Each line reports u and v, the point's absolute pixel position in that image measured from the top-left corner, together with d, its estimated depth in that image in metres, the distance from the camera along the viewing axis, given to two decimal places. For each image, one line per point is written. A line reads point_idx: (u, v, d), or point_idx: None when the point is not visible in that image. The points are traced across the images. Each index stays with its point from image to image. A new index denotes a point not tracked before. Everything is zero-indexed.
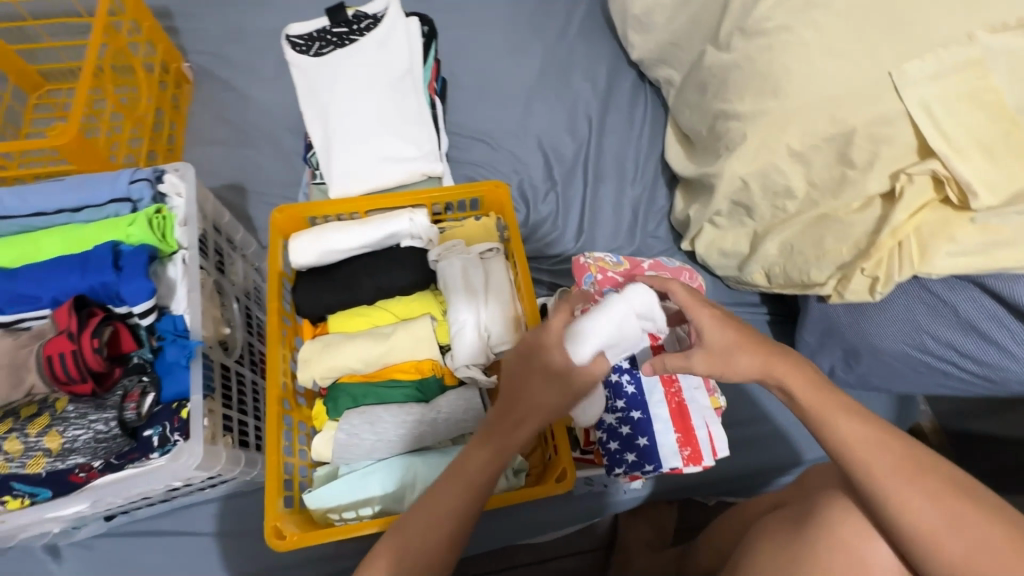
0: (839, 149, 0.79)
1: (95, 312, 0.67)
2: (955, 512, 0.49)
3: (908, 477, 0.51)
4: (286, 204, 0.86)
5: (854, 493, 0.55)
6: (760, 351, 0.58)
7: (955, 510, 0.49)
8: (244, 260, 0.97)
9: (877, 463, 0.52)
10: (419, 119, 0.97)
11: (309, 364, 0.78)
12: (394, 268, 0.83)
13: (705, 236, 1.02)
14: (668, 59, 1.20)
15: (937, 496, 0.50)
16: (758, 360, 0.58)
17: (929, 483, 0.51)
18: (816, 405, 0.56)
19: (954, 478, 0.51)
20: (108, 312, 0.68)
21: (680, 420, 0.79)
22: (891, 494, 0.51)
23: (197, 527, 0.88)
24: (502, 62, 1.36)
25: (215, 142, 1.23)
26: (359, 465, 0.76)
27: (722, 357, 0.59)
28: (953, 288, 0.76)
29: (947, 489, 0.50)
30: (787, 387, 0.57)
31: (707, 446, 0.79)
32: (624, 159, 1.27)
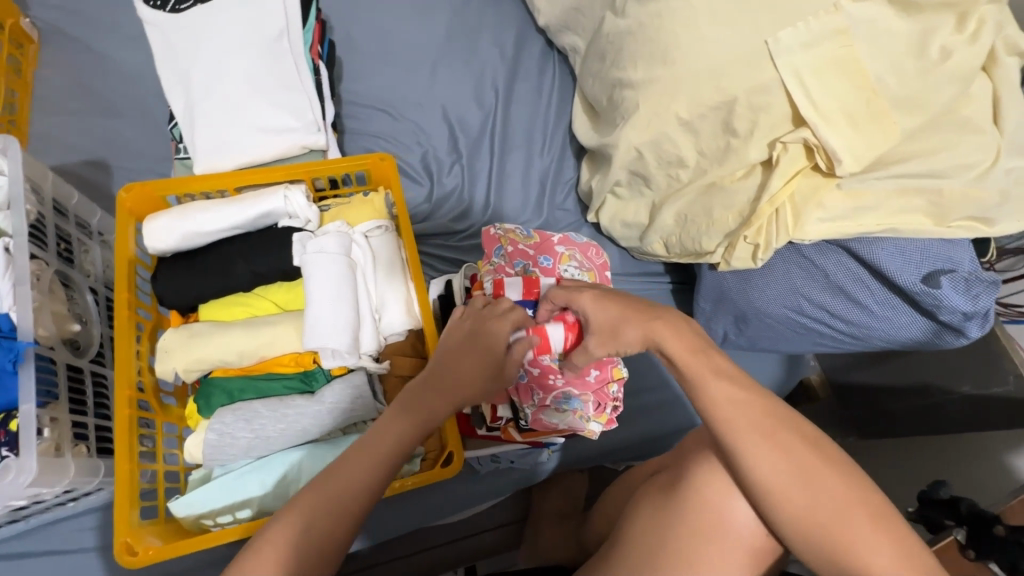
0: (723, 118, 0.80)
1: None
2: (801, 466, 0.52)
3: (766, 434, 0.53)
4: (136, 181, 0.76)
5: (722, 454, 0.57)
6: (639, 320, 0.61)
7: (808, 465, 0.52)
8: (103, 245, 0.87)
9: (736, 417, 0.54)
10: (297, 85, 0.88)
11: (169, 356, 0.71)
12: (268, 250, 0.76)
13: (608, 207, 1.02)
14: (572, 26, 1.17)
15: (787, 449, 0.53)
16: (638, 329, 0.61)
17: (785, 440, 0.53)
18: (689, 363, 0.58)
19: (807, 434, 0.54)
20: None
21: (591, 374, 0.80)
22: (745, 450, 0.53)
23: (64, 544, 0.79)
24: (404, 24, 1.27)
25: (70, 112, 1.08)
26: (237, 464, 0.71)
27: (609, 335, 0.64)
28: (823, 253, 0.81)
29: (799, 445, 0.53)
30: (665, 348, 0.59)
31: (600, 401, 0.81)
32: (532, 129, 1.25)
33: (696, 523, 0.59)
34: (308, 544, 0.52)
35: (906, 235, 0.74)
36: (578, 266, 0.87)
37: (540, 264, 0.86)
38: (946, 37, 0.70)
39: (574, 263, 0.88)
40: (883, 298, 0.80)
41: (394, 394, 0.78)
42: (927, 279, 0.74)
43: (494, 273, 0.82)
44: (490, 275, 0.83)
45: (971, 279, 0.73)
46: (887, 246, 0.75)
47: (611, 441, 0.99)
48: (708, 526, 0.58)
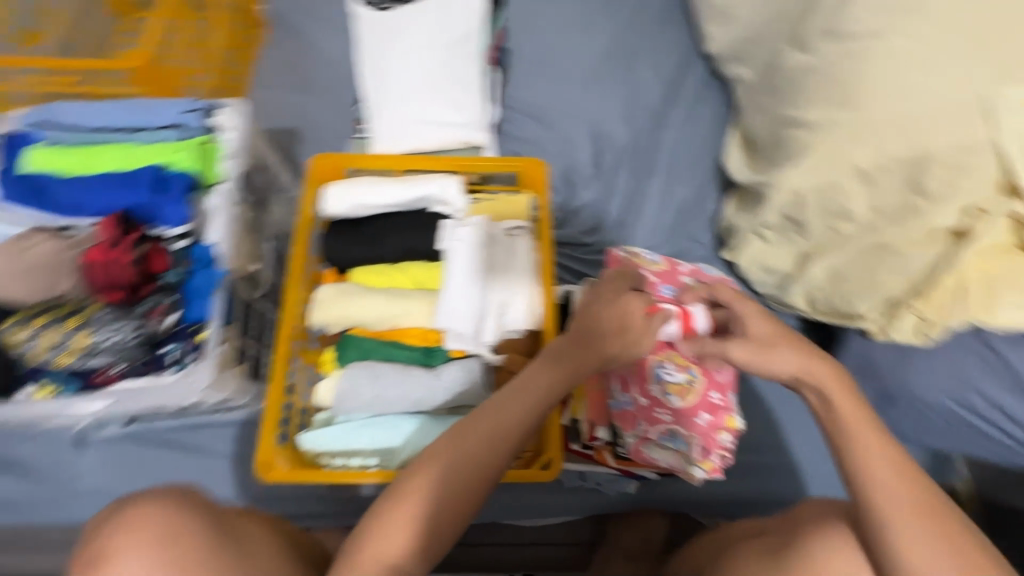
0: (911, 174, 0.74)
1: (133, 231, 0.72)
2: (952, 545, 0.50)
3: (915, 518, 0.51)
4: (327, 151, 0.87)
5: (860, 518, 0.54)
6: (801, 351, 0.60)
7: (958, 546, 0.50)
8: (283, 202, 1.01)
9: (885, 477, 0.53)
10: (470, 85, 0.95)
11: (322, 307, 0.80)
12: (421, 231, 0.84)
13: (748, 249, 0.96)
14: (744, 56, 1.12)
15: (941, 526, 0.51)
16: (799, 358, 0.59)
17: (936, 513, 0.51)
18: (852, 419, 0.56)
19: (955, 514, 0.52)
20: (145, 232, 0.73)
21: (702, 418, 0.73)
22: (893, 528, 0.51)
23: (207, 446, 0.93)
24: (571, 38, 1.31)
25: (275, 85, 1.25)
26: (357, 415, 0.77)
27: (766, 346, 0.60)
28: (1015, 345, 0.73)
29: (949, 521, 0.51)
30: (826, 392, 0.58)
31: (708, 447, 0.73)
32: (679, 155, 1.22)
33: None
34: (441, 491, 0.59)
35: None
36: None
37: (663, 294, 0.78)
38: None
39: None
40: None
41: (502, 387, 0.81)
42: None
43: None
44: None
45: None
46: None
47: (705, 490, 0.93)
48: None
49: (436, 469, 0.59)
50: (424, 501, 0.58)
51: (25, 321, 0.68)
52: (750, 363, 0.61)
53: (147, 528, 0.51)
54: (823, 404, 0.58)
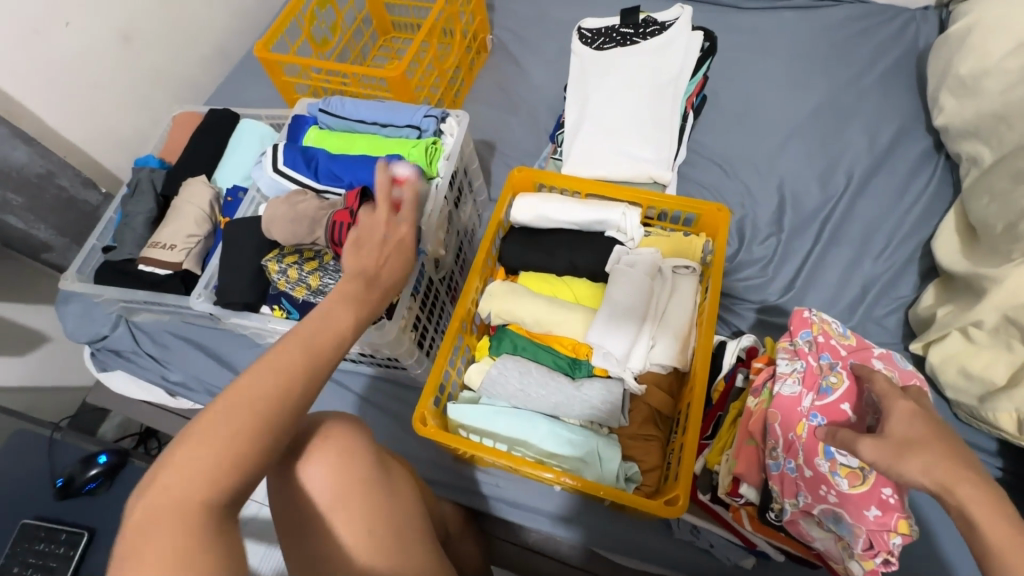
0: None
1: None
2: None
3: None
4: (526, 166, 0.98)
5: None
6: (943, 462, 0.53)
7: None
8: (473, 203, 1.16)
9: None
10: (667, 126, 1.00)
11: (491, 299, 0.90)
12: (592, 252, 0.90)
13: (948, 343, 0.86)
14: (983, 133, 1.00)
15: None
16: (934, 467, 0.53)
17: None
18: (1007, 551, 0.49)
19: None
20: None
21: (871, 511, 0.67)
22: None
23: (367, 395, 1.08)
24: (775, 94, 1.29)
25: (487, 104, 1.42)
26: (502, 402, 0.85)
27: (896, 451, 0.55)
28: None
29: None
30: (970, 516, 0.51)
31: (875, 543, 0.67)
32: (876, 229, 1.12)
33: None
34: (220, 464, 0.47)
35: None
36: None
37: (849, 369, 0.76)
38: None
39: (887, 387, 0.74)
40: None
41: (636, 417, 0.83)
42: None
43: (791, 355, 0.79)
44: (785, 354, 0.80)
45: None
46: None
47: None
48: None
49: (218, 425, 0.48)
50: (210, 466, 0.47)
51: (280, 258, 0.89)
52: (881, 467, 0.55)
53: (332, 442, 0.63)
54: (964, 526, 0.51)
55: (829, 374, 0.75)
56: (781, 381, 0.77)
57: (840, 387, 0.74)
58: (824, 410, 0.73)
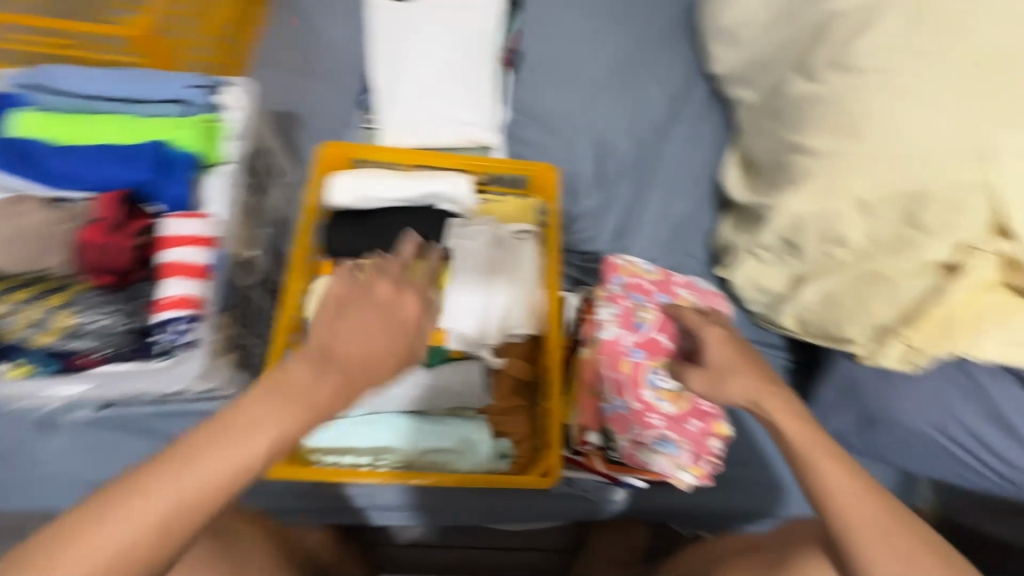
0: (908, 210, 0.76)
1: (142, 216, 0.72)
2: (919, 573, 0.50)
3: (885, 534, 0.51)
4: (336, 141, 0.86)
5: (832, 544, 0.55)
6: (754, 380, 0.61)
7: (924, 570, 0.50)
8: (281, 188, 0.99)
9: (852, 511, 0.52)
10: (485, 84, 0.95)
11: (322, 299, 0.79)
12: (427, 228, 0.83)
13: (744, 267, 0.98)
14: (747, 79, 1.15)
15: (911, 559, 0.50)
16: (749, 386, 0.61)
17: (901, 542, 0.51)
18: (805, 444, 0.56)
19: (926, 539, 0.52)
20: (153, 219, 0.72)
21: (690, 423, 0.79)
22: (871, 552, 0.51)
23: (188, 437, 0.89)
24: (579, 47, 1.32)
25: (276, 66, 1.21)
26: (356, 413, 0.76)
27: (717, 377, 0.64)
28: (994, 378, 0.77)
29: (917, 548, 0.51)
30: (776, 422, 0.58)
31: (698, 450, 0.79)
32: (678, 171, 1.24)
33: None
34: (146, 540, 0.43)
35: None
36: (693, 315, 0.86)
37: (657, 302, 0.85)
38: None
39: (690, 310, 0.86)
40: None
41: (501, 391, 0.80)
42: None
43: (609, 300, 0.84)
44: (603, 300, 0.85)
45: None
46: None
47: (688, 503, 0.94)
48: None
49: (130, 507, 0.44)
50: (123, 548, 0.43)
51: None
52: (707, 395, 0.64)
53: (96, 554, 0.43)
54: (773, 431, 0.58)
55: (641, 311, 0.83)
56: (603, 326, 0.82)
57: (652, 319, 0.82)
58: (643, 343, 0.81)
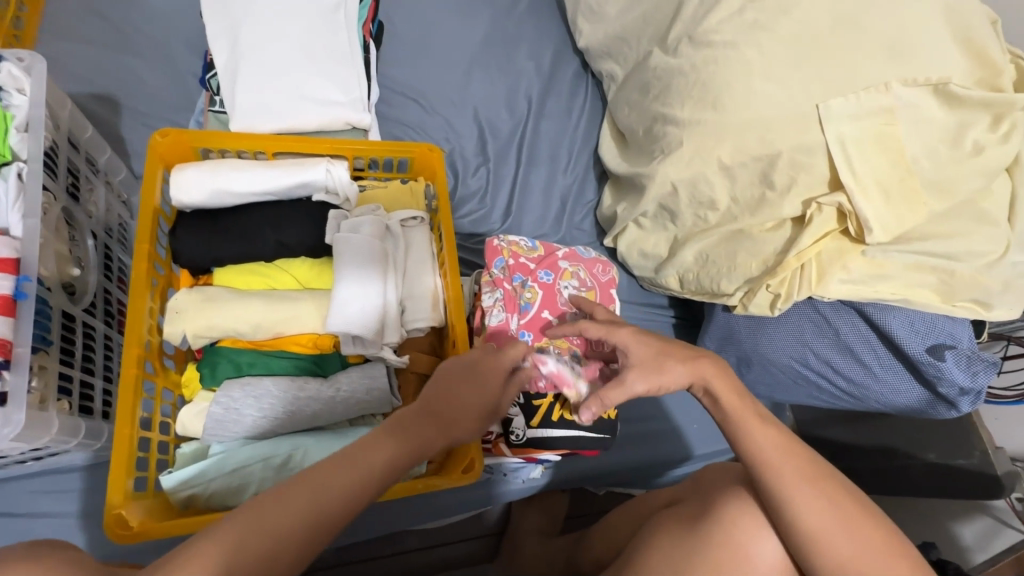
0: (762, 170, 0.84)
1: None
2: (847, 518, 0.52)
3: (810, 482, 0.54)
4: (173, 127, 0.72)
5: (764, 502, 0.56)
6: (687, 360, 0.63)
7: (849, 513, 0.52)
8: (107, 188, 0.81)
9: (782, 463, 0.55)
10: (349, 59, 0.86)
11: (181, 317, 0.67)
12: (300, 223, 0.73)
13: (628, 234, 1.05)
14: (614, 53, 1.18)
15: (837, 503, 0.53)
16: (688, 367, 0.62)
17: (828, 489, 0.54)
18: (737, 410, 0.59)
19: (849, 487, 0.54)
20: None
21: None
22: (798, 501, 0.53)
23: (17, 507, 0.71)
24: (447, 20, 1.26)
25: (81, 39, 0.98)
26: (236, 443, 0.66)
27: (653, 367, 0.63)
28: (839, 312, 0.85)
29: (841, 495, 0.53)
30: (714, 393, 0.61)
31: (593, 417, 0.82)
32: (559, 146, 1.26)
33: (719, 559, 0.58)
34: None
35: (917, 307, 0.79)
36: (578, 285, 0.86)
37: (540, 280, 0.84)
38: (980, 133, 0.75)
39: (575, 281, 0.86)
40: (887, 362, 0.84)
41: (409, 391, 0.76)
42: (932, 351, 0.79)
43: (492, 286, 0.83)
44: (487, 286, 0.84)
45: (974, 357, 0.78)
46: (900, 315, 0.80)
47: (600, 464, 0.99)
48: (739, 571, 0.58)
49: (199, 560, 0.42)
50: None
51: None
52: (647, 385, 0.62)
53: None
54: (714, 403, 0.61)
55: (525, 292, 0.83)
56: (490, 313, 0.81)
57: (536, 299, 0.82)
58: (530, 324, 0.81)
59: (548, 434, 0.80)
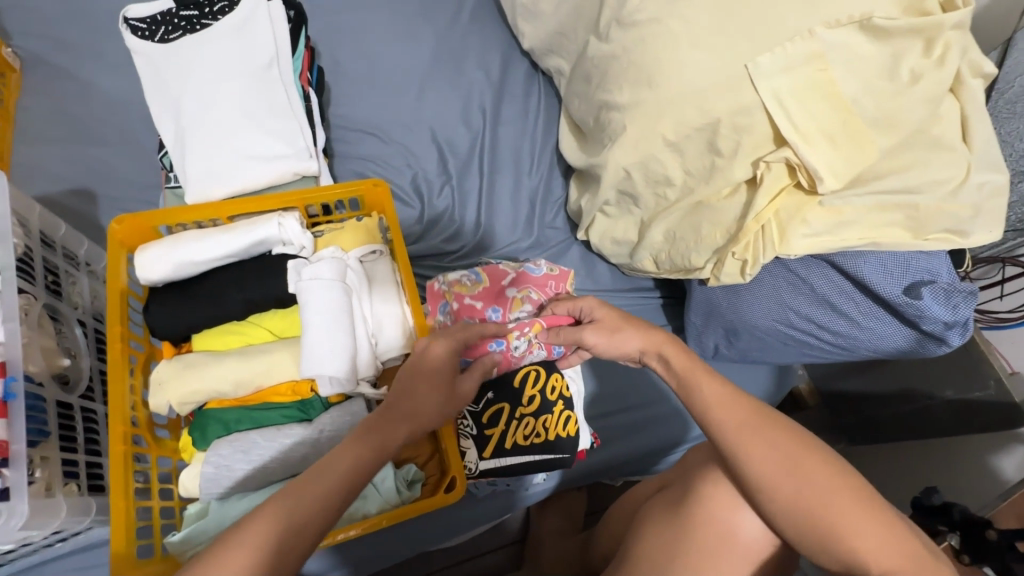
0: (707, 139, 0.83)
1: None
2: (792, 460, 0.55)
3: (757, 431, 0.57)
4: (128, 213, 0.76)
5: (723, 458, 0.59)
6: (643, 331, 0.68)
7: (793, 457, 0.55)
8: (91, 276, 0.86)
9: (729, 417, 0.58)
10: (288, 111, 0.89)
11: (163, 388, 0.71)
12: (264, 278, 0.76)
13: (597, 225, 1.04)
14: (556, 48, 1.19)
15: (781, 447, 0.56)
16: (640, 335, 0.67)
17: (776, 437, 0.56)
18: (684, 367, 0.63)
19: (794, 431, 0.58)
20: None
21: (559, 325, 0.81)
22: (748, 449, 0.56)
23: None
24: (392, 49, 1.29)
25: (52, 141, 1.05)
26: (233, 498, 0.69)
27: (609, 330, 0.69)
28: (809, 267, 0.84)
29: (787, 440, 0.56)
30: (663, 355, 0.66)
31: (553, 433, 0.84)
32: (521, 149, 1.26)
33: (702, 540, 0.62)
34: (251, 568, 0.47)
35: (887, 248, 0.77)
36: (530, 309, 0.88)
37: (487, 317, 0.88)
38: (915, 60, 0.73)
39: (524, 308, 0.88)
40: (867, 308, 0.83)
41: None
42: (909, 291, 0.78)
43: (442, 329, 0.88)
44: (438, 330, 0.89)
45: (952, 290, 0.76)
46: (870, 259, 0.79)
47: (608, 457, 0.99)
48: (719, 541, 0.62)
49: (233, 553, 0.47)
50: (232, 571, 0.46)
51: None
52: (603, 344, 0.69)
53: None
54: (664, 365, 0.66)
55: None
56: None
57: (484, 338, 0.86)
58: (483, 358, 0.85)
59: (500, 462, 0.83)
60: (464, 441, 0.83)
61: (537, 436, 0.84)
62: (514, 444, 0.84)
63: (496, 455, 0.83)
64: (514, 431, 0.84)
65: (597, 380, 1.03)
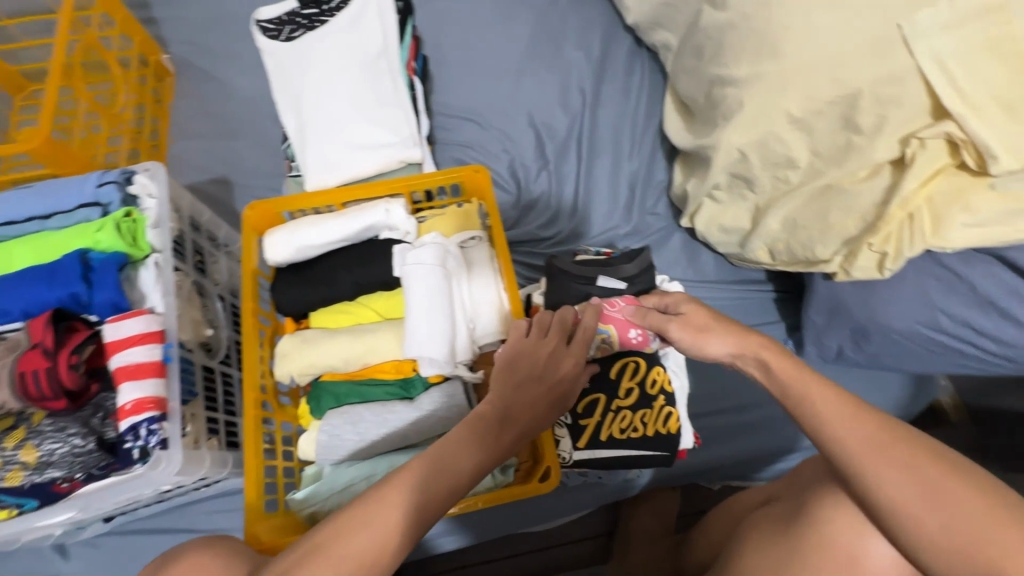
0: (843, 114, 0.72)
1: (81, 329, 0.71)
2: (930, 483, 0.48)
3: (882, 450, 0.50)
4: (259, 200, 0.83)
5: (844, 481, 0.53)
6: (741, 334, 0.61)
7: (932, 479, 0.48)
8: (229, 257, 0.96)
9: (850, 435, 0.52)
10: (395, 101, 0.92)
11: (287, 359, 0.77)
12: (372, 262, 0.81)
13: (704, 211, 0.95)
14: (663, 21, 1.11)
15: (916, 470, 0.49)
16: (733, 339, 0.61)
17: (907, 455, 0.50)
18: (789, 376, 0.57)
19: (933, 450, 0.50)
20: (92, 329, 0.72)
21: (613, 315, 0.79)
22: (874, 471, 0.50)
23: (199, 524, 0.88)
24: (492, 34, 1.29)
25: (198, 136, 1.18)
26: (344, 465, 0.75)
27: (699, 331, 0.63)
28: (970, 262, 0.73)
29: (924, 459, 0.49)
30: (765, 363, 0.59)
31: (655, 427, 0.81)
32: (620, 131, 1.21)
33: (821, 566, 0.57)
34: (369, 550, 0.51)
35: None
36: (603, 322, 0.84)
37: None
38: None
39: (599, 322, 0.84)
40: None
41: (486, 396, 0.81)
42: None
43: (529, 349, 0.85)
44: None
45: None
46: None
47: (707, 459, 0.93)
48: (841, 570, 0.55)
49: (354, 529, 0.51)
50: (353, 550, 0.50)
51: None
52: (687, 343, 0.64)
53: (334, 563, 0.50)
54: (766, 374, 0.59)
55: None
56: None
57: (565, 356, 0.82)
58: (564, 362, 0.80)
59: (596, 454, 0.81)
60: (559, 431, 0.82)
61: (635, 430, 0.81)
62: (610, 437, 0.81)
63: (592, 446, 0.81)
64: (609, 424, 0.81)
65: (698, 378, 0.97)
